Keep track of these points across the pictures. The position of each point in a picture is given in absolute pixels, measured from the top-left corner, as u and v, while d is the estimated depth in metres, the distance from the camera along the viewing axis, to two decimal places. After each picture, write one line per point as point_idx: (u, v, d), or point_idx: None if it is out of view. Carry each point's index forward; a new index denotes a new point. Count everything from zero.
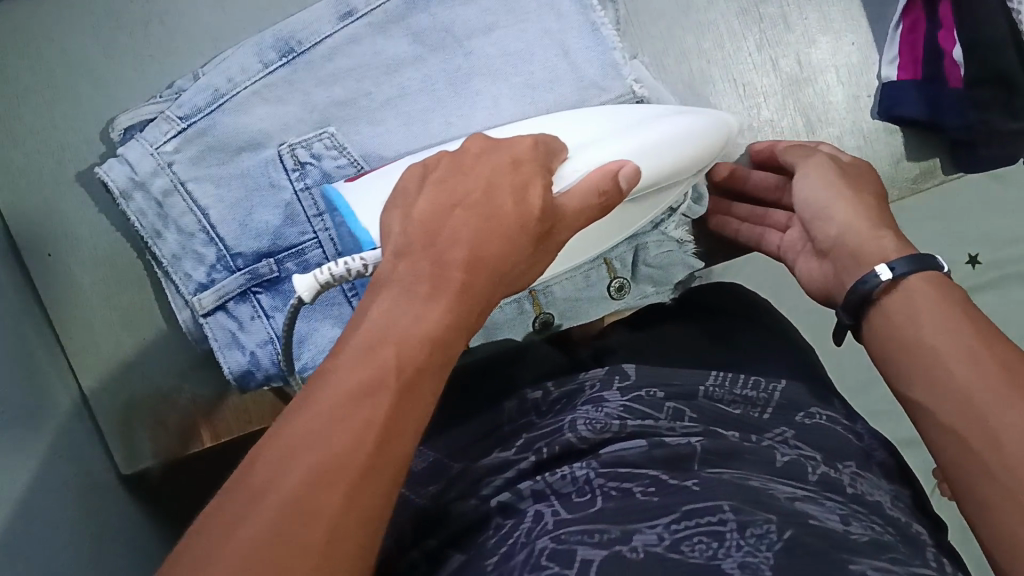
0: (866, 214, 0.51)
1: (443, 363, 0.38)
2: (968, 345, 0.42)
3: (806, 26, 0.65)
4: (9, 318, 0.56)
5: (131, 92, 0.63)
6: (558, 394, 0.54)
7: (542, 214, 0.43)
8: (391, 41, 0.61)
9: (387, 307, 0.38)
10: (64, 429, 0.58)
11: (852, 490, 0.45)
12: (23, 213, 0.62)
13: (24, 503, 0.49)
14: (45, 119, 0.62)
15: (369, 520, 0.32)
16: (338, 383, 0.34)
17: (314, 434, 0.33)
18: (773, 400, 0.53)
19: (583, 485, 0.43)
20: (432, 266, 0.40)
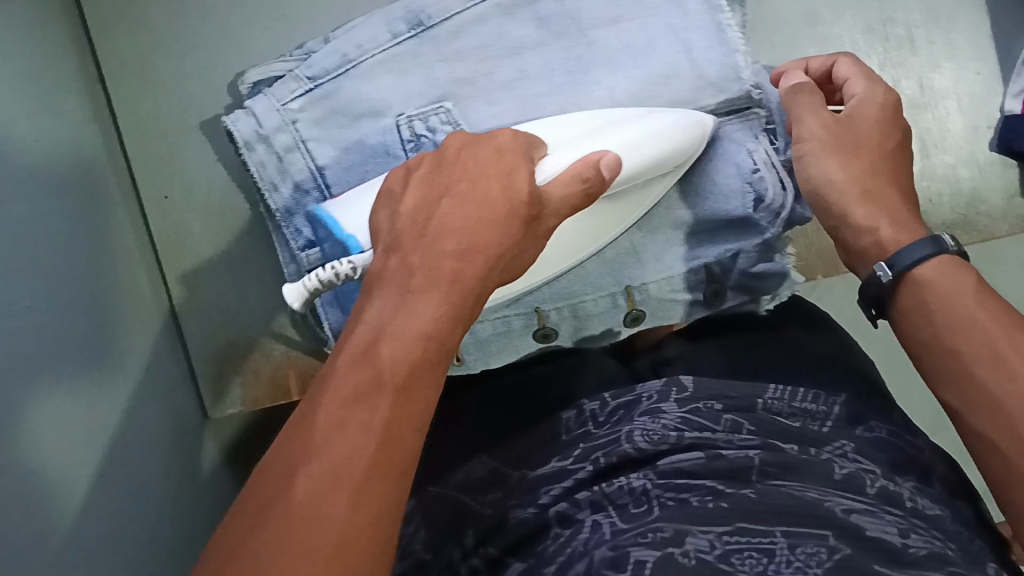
0: (869, 187, 0.49)
1: (443, 353, 0.37)
2: (992, 350, 0.42)
3: (931, 50, 0.64)
4: (122, 250, 0.59)
5: (261, 48, 0.65)
6: (615, 404, 0.55)
7: (529, 199, 0.43)
8: (516, 24, 0.63)
9: (379, 305, 0.37)
10: (163, 364, 0.61)
11: (912, 504, 0.45)
12: (144, 153, 0.64)
13: (122, 426, 0.51)
14: (177, 65, 0.65)
15: (377, 522, 0.32)
16: (334, 390, 0.34)
17: (316, 442, 0.33)
18: (835, 412, 0.53)
19: (640, 496, 0.45)
20: (426, 257, 0.39)
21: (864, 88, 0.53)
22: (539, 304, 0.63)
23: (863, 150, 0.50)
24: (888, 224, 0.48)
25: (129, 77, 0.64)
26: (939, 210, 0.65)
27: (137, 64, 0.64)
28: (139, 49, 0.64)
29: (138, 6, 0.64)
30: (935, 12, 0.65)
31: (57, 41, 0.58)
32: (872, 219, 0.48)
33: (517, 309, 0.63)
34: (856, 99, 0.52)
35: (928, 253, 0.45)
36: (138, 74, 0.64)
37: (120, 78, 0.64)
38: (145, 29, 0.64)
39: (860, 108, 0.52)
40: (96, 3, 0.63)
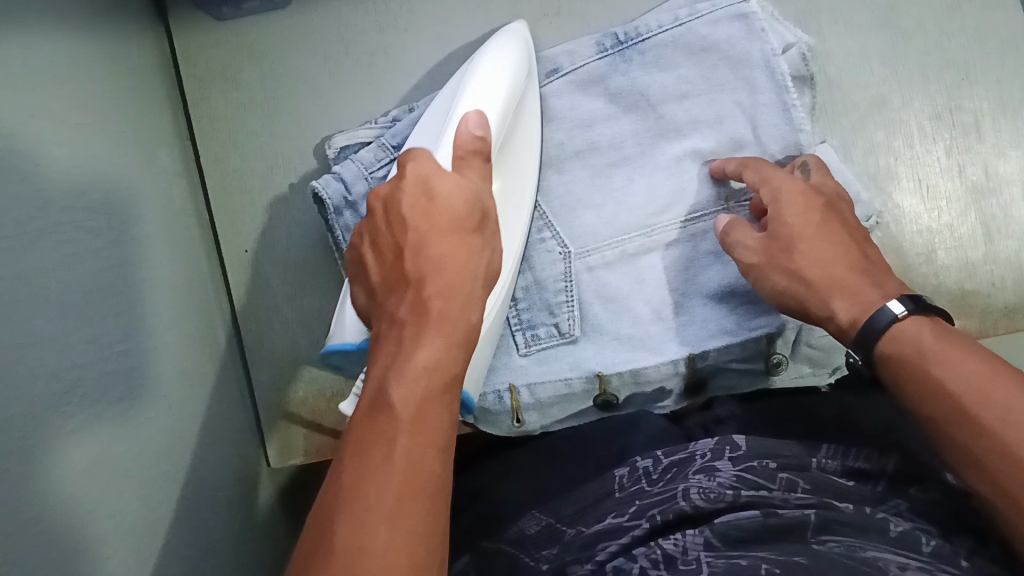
0: (813, 279, 0.53)
1: (450, 381, 0.41)
2: (958, 409, 0.43)
3: (998, 138, 0.66)
4: (200, 301, 0.62)
5: (344, 111, 0.68)
6: (668, 462, 0.53)
7: (469, 208, 0.49)
8: (589, 98, 0.66)
9: (384, 361, 0.41)
10: (232, 412, 0.63)
11: (972, 563, 0.41)
12: (228, 207, 0.68)
13: (189, 476, 0.53)
14: (264, 125, 0.68)
15: (416, 539, 0.34)
16: (352, 443, 0.37)
17: (350, 485, 0.36)
18: (891, 472, 0.50)
19: (690, 557, 0.43)
20: (415, 308, 0.44)
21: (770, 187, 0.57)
22: (599, 368, 0.64)
23: (797, 249, 0.54)
24: (841, 298, 0.51)
25: (221, 134, 0.68)
26: (1002, 292, 0.65)
27: (228, 123, 0.68)
28: (230, 109, 0.68)
29: (233, 69, 0.68)
30: (1003, 101, 0.66)
31: (156, 99, 0.62)
32: (828, 307, 0.52)
33: (579, 371, 0.64)
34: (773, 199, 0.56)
35: (898, 314, 0.48)
36: (228, 132, 0.68)
37: (211, 135, 0.68)
38: (237, 90, 0.68)
39: (782, 206, 0.56)
40: (194, 66, 0.68)
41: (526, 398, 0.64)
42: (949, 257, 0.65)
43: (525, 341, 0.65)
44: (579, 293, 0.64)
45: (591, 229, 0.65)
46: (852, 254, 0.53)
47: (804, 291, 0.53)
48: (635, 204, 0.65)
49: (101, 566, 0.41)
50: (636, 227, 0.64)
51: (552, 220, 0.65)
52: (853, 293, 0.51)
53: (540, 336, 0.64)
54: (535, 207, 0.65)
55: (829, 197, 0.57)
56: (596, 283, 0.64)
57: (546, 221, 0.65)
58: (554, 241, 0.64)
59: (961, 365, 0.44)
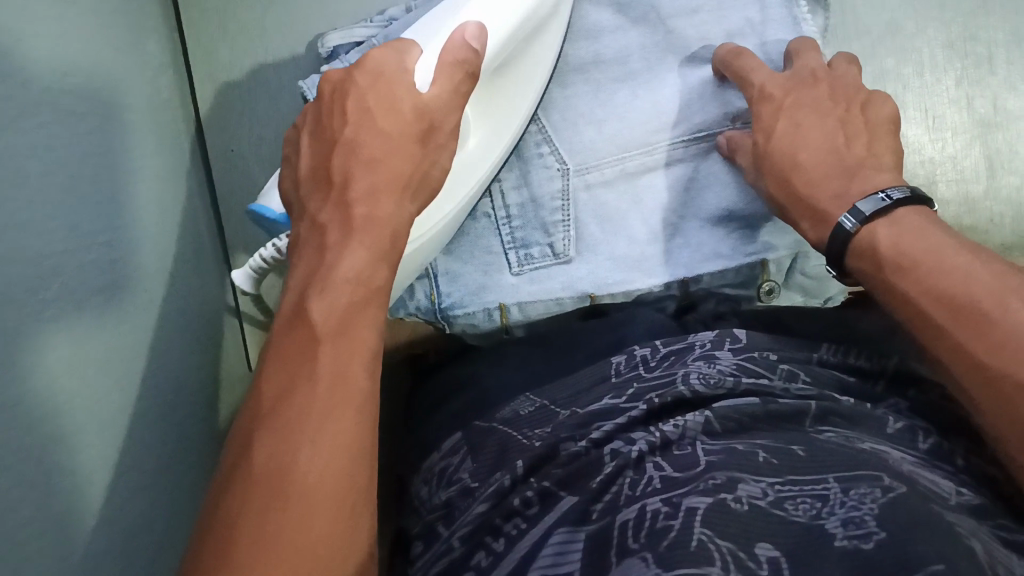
0: (795, 191, 0.54)
1: (374, 291, 0.42)
2: (916, 309, 0.44)
3: (1010, 71, 0.64)
4: (184, 197, 0.60)
5: (339, 7, 0.65)
6: (667, 351, 0.54)
7: (415, 116, 0.47)
8: (597, 7, 0.64)
9: (305, 271, 0.42)
10: (212, 311, 0.63)
11: (964, 461, 0.43)
12: (217, 103, 0.65)
13: (168, 371, 0.53)
14: (256, 19, 0.65)
15: (340, 455, 0.36)
16: (275, 358, 0.39)
17: (275, 398, 0.37)
18: (889, 368, 0.51)
19: (686, 439, 0.44)
20: (335, 210, 0.44)
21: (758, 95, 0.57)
22: (592, 290, 0.63)
23: (775, 163, 0.55)
24: (808, 223, 0.53)
25: (211, 26, 0.65)
26: (999, 230, 0.65)
27: (218, 14, 0.65)
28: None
29: None
30: (1018, 33, 0.64)
31: None
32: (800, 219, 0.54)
33: (571, 292, 0.63)
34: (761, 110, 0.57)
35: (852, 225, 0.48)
36: (217, 23, 0.65)
37: (201, 27, 0.65)
38: None
39: (765, 120, 0.57)
40: None
41: (515, 315, 0.63)
42: (949, 190, 0.65)
43: (518, 260, 0.63)
44: (576, 213, 0.63)
45: (590, 146, 0.63)
46: (825, 164, 0.53)
47: (780, 212, 0.56)
48: (636, 120, 0.63)
49: (83, 454, 0.41)
50: (636, 145, 0.63)
51: (552, 134, 0.63)
52: (818, 214, 0.52)
53: (534, 255, 0.63)
54: (536, 122, 0.63)
55: (807, 93, 0.57)
56: (594, 202, 0.63)
57: (546, 135, 0.63)
58: (553, 158, 0.63)
59: (916, 271, 0.44)
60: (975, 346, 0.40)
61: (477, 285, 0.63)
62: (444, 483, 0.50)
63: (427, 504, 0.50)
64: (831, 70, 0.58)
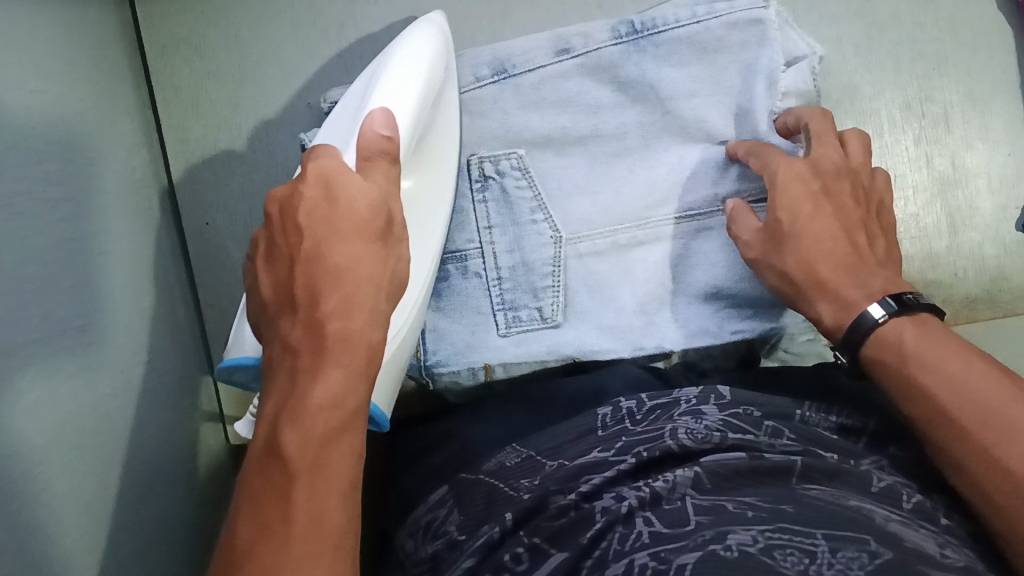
0: (814, 265, 0.53)
1: (349, 415, 0.40)
2: (938, 408, 0.45)
3: (965, 131, 0.66)
4: (159, 276, 0.60)
5: (312, 82, 0.66)
6: (652, 405, 0.54)
7: (371, 212, 0.44)
8: (597, 85, 0.65)
9: (278, 396, 0.40)
10: (190, 388, 0.62)
11: (946, 522, 0.44)
12: (191, 180, 0.66)
13: (145, 453, 0.53)
14: (229, 96, 0.66)
15: None
16: (246, 500, 0.37)
17: (251, 544, 0.35)
18: (871, 427, 0.52)
19: (674, 495, 0.44)
20: (304, 328, 0.41)
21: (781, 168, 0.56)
22: (578, 355, 0.64)
23: (791, 239, 0.54)
24: (829, 303, 0.52)
25: (184, 104, 0.66)
26: (963, 283, 0.67)
27: (190, 93, 0.66)
28: (194, 78, 0.66)
29: (197, 37, 0.66)
30: (972, 95, 0.66)
31: (116, 68, 0.60)
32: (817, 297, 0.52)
33: (557, 355, 0.64)
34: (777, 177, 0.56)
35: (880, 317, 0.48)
36: (191, 103, 0.66)
37: (174, 105, 0.66)
38: (203, 60, 0.66)
39: (780, 194, 0.55)
40: (156, 34, 0.65)
41: (500, 373, 0.64)
42: (913, 247, 0.66)
43: (506, 321, 0.64)
44: (566, 279, 0.64)
45: (584, 216, 0.65)
46: (843, 254, 0.53)
47: (794, 289, 0.54)
48: (631, 196, 0.65)
49: (56, 548, 0.41)
50: (630, 217, 0.65)
51: (546, 202, 0.65)
52: (833, 294, 0.52)
53: (522, 318, 0.64)
54: (530, 187, 0.65)
55: (830, 174, 0.56)
56: (584, 271, 0.65)
57: (540, 203, 0.65)
58: (546, 225, 0.64)
59: (942, 372, 0.45)
60: (1010, 453, 0.41)
61: (466, 344, 0.65)
62: (431, 536, 0.50)
63: (413, 556, 0.50)
64: (847, 154, 0.58)
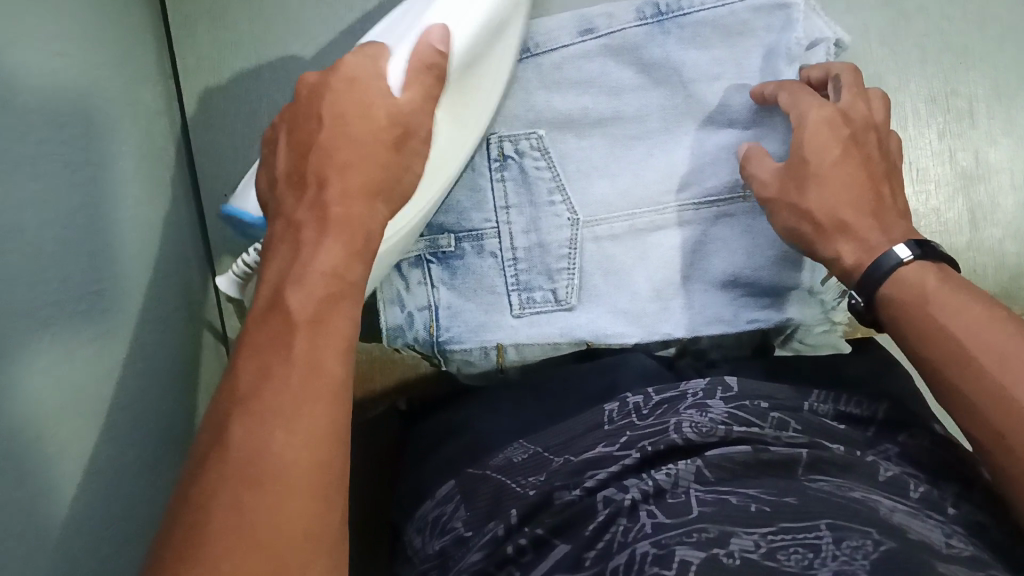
0: (837, 202, 0.53)
1: (348, 286, 0.42)
2: (957, 351, 0.44)
3: (990, 125, 0.66)
4: (174, 245, 0.61)
5: (334, 56, 0.66)
6: (659, 399, 0.54)
7: (389, 121, 0.49)
8: (619, 66, 0.65)
9: (280, 266, 0.42)
10: (202, 358, 0.63)
11: (953, 509, 0.44)
12: (211, 151, 0.67)
13: (153, 420, 0.53)
14: (252, 69, 0.67)
15: (315, 440, 0.35)
16: (247, 346, 0.38)
17: (248, 382, 0.36)
18: (881, 415, 0.52)
19: (677, 488, 0.44)
20: (313, 208, 0.44)
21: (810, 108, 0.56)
22: (590, 338, 0.64)
23: (815, 177, 0.54)
24: (851, 242, 0.52)
25: (207, 75, 0.66)
26: (982, 280, 0.66)
27: (213, 64, 0.66)
28: (218, 49, 0.66)
29: (223, 9, 0.66)
30: (999, 89, 0.65)
31: (139, 37, 0.60)
32: (836, 241, 0.53)
33: (569, 338, 0.64)
34: (807, 115, 0.56)
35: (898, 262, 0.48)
36: (213, 74, 0.66)
37: (196, 75, 0.66)
38: (227, 31, 0.66)
39: (810, 132, 0.55)
40: (182, 5, 0.66)
41: (512, 355, 0.65)
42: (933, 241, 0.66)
43: (520, 302, 0.64)
44: (581, 262, 0.64)
45: (603, 199, 0.65)
46: (866, 202, 0.53)
47: (813, 227, 0.54)
48: (650, 179, 0.65)
49: (69, 510, 0.41)
50: (646, 202, 0.65)
51: (564, 183, 0.65)
52: (856, 237, 0.52)
53: (536, 299, 0.64)
54: (549, 168, 0.65)
55: (858, 126, 0.56)
56: (600, 255, 0.65)
57: (558, 184, 0.65)
58: (564, 206, 0.64)
59: (963, 311, 0.45)
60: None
61: (478, 324, 0.65)
62: (438, 532, 0.50)
63: (421, 552, 0.51)
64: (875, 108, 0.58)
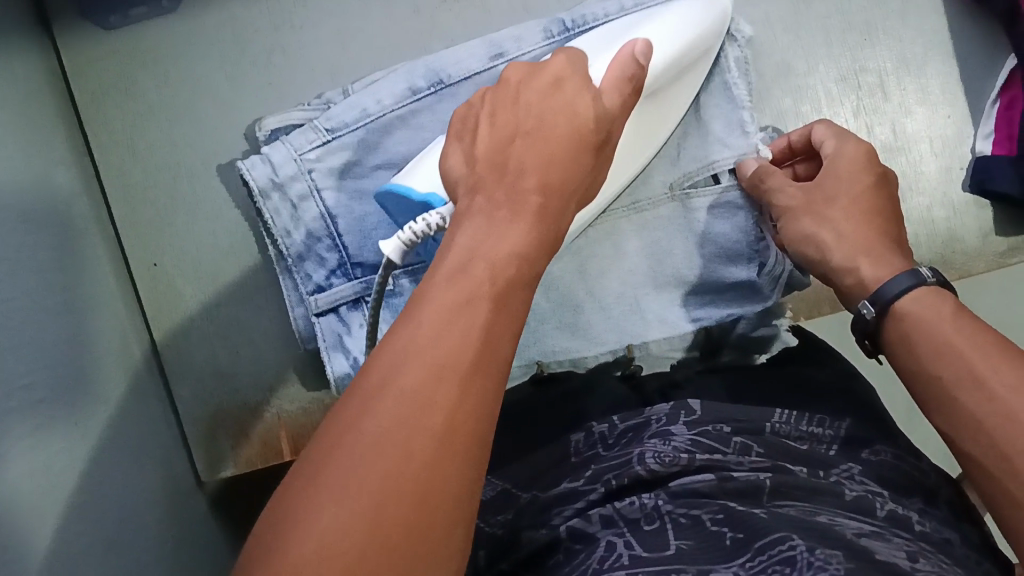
0: (854, 227, 0.54)
1: (533, 271, 0.39)
2: (970, 369, 0.43)
3: (903, 96, 0.66)
4: (110, 320, 0.59)
5: (246, 112, 0.66)
6: (625, 426, 0.54)
7: (594, 124, 0.46)
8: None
9: (473, 232, 0.39)
10: (154, 432, 0.61)
11: (920, 527, 0.44)
12: (134, 223, 0.65)
13: (105, 502, 0.50)
14: (165, 135, 0.66)
15: (480, 415, 0.33)
16: (433, 298, 0.35)
17: (430, 333, 0.34)
18: (840, 436, 0.52)
19: (651, 512, 0.44)
20: (510, 194, 0.42)
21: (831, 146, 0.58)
22: (540, 356, 0.64)
23: (836, 201, 0.55)
24: (868, 262, 0.52)
25: (120, 147, 0.65)
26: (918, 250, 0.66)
27: (126, 135, 0.65)
28: (128, 119, 0.65)
29: (128, 78, 0.65)
30: (905, 59, 0.67)
31: (46, 117, 0.59)
32: (850, 260, 0.53)
33: (520, 359, 0.65)
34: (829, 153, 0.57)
35: (911, 283, 0.48)
36: (127, 145, 0.65)
37: (111, 149, 0.65)
38: (134, 101, 0.65)
39: (840, 160, 0.57)
40: (86, 79, 0.65)
41: None
42: None
43: None
44: None
45: None
46: (886, 235, 0.54)
47: (830, 240, 0.54)
48: None
49: None
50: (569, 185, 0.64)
51: None
52: (882, 258, 0.52)
53: None
54: None
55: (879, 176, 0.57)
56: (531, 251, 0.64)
57: None
58: None
59: (985, 339, 0.44)
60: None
61: None
62: None
63: None
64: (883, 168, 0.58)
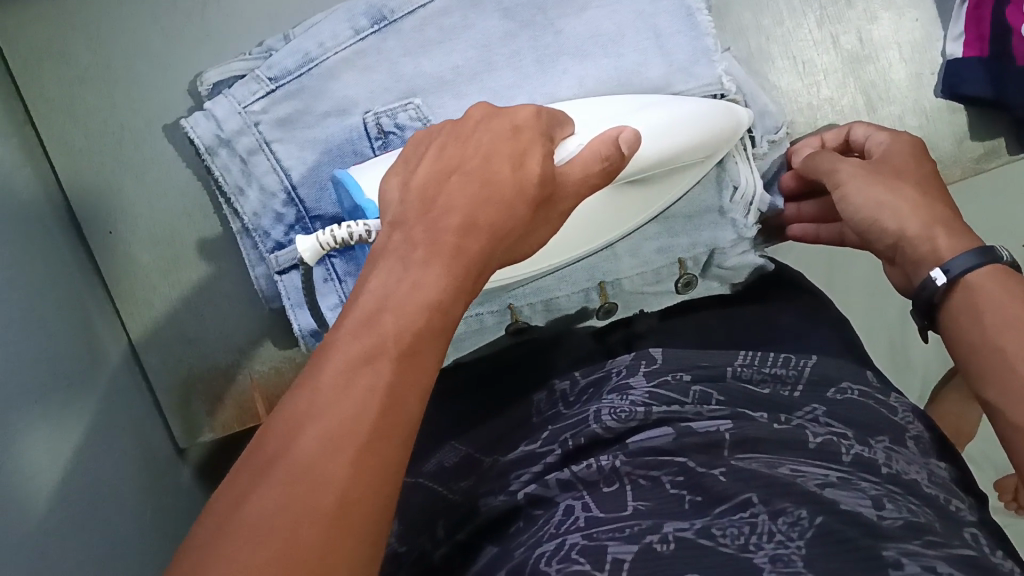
0: (922, 205, 0.50)
1: (448, 324, 0.35)
2: None
3: (867, 2, 0.65)
4: (67, 289, 0.57)
5: (188, 68, 0.64)
6: (585, 382, 0.53)
7: (541, 180, 0.41)
8: (483, 16, 0.61)
9: (384, 280, 0.35)
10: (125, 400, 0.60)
11: (888, 469, 0.42)
12: (83, 189, 0.63)
13: (80, 473, 0.49)
14: (104, 98, 0.63)
15: (379, 489, 0.30)
16: (334, 359, 0.32)
17: (325, 403, 0.31)
18: (804, 376, 0.51)
19: (610, 475, 0.42)
20: (430, 233, 0.37)
21: (885, 138, 0.56)
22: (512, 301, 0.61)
23: (902, 181, 0.51)
24: (945, 234, 0.48)
25: (60, 113, 0.63)
26: None
27: (65, 100, 0.63)
28: (65, 83, 0.63)
29: (59, 40, 0.62)
30: None
31: None
32: (929, 229, 0.49)
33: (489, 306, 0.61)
34: (882, 145, 0.56)
35: (983, 257, 0.46)
36: (67, 110, 0.63)
37: (50, 117, 0.63)
38: (69, 63, 0.63)
39: (889, 148, 0.55)
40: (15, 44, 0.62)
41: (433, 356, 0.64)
42: None
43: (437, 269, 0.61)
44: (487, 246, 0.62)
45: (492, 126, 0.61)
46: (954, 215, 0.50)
47: (907, 207, 0.50)
48: None
49: None
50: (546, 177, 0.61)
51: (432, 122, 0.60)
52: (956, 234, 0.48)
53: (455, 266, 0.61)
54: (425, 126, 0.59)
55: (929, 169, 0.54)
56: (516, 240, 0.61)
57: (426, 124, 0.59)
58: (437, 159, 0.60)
59: None
60: None
61: None
62: None
63: None
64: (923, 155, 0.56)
